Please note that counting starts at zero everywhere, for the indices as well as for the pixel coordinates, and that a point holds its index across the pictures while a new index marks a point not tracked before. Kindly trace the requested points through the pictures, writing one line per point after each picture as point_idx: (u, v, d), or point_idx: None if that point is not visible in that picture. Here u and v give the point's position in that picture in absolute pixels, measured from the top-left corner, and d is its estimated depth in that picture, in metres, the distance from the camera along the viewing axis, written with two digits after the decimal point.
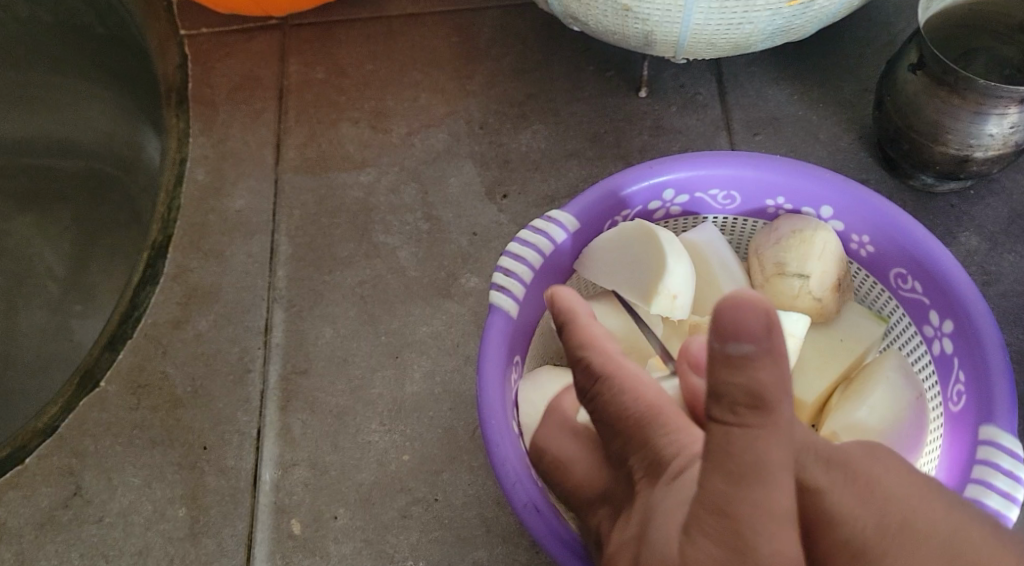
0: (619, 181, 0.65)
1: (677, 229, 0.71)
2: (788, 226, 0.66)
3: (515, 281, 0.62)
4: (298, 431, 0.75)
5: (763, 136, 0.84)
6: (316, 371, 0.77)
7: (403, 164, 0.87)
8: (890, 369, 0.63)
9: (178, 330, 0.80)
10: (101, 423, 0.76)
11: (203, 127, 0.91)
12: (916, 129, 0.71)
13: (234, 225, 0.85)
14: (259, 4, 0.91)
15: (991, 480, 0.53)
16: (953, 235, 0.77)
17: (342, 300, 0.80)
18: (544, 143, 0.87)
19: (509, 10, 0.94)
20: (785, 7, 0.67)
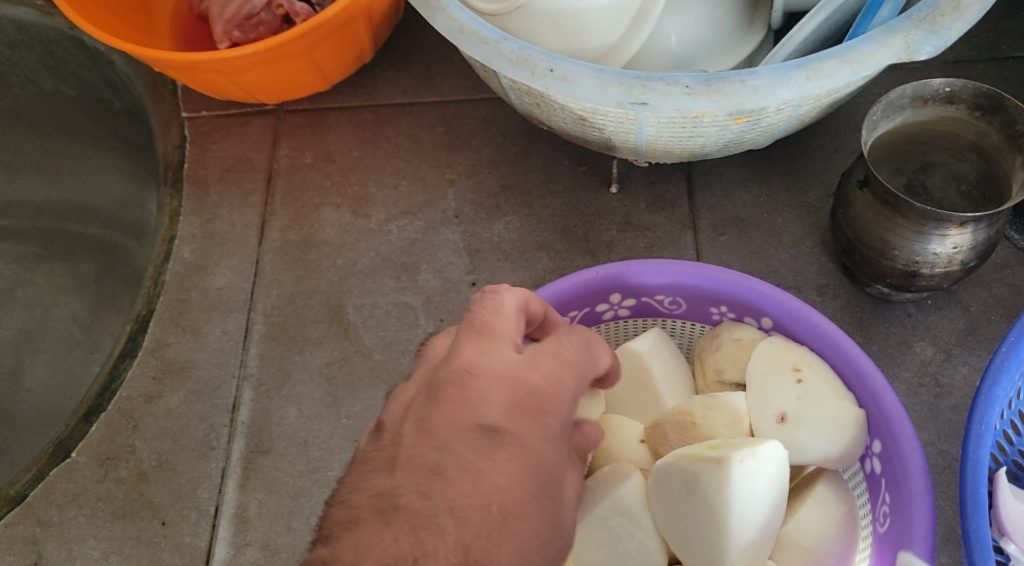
0: (565, 284, 0.67)
1: (628, 330, 0.73)
2: (728, 334, 0.67)
3: None
4: (254, 510, 0.77)
5: (728, 236, 0.86)
6: (277, 451, 0.80)
7: (378, 249, 0.90)
8: (824, 481, 0.63)
9: (150, 405, 0.83)
10: (68, 494, 0.79)
11: (194, 205, 0.95)
12: (865, 243, 0.73)
13: (213, 302, 0.89)
14: (252, 94, 0.94)
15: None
16: (907, 344, 0.78)
17: (309, 381, 0.83)
18: (515, 234, 0.90)
19: (492, 103, 0.98)
20: (732, 124, 0.69)
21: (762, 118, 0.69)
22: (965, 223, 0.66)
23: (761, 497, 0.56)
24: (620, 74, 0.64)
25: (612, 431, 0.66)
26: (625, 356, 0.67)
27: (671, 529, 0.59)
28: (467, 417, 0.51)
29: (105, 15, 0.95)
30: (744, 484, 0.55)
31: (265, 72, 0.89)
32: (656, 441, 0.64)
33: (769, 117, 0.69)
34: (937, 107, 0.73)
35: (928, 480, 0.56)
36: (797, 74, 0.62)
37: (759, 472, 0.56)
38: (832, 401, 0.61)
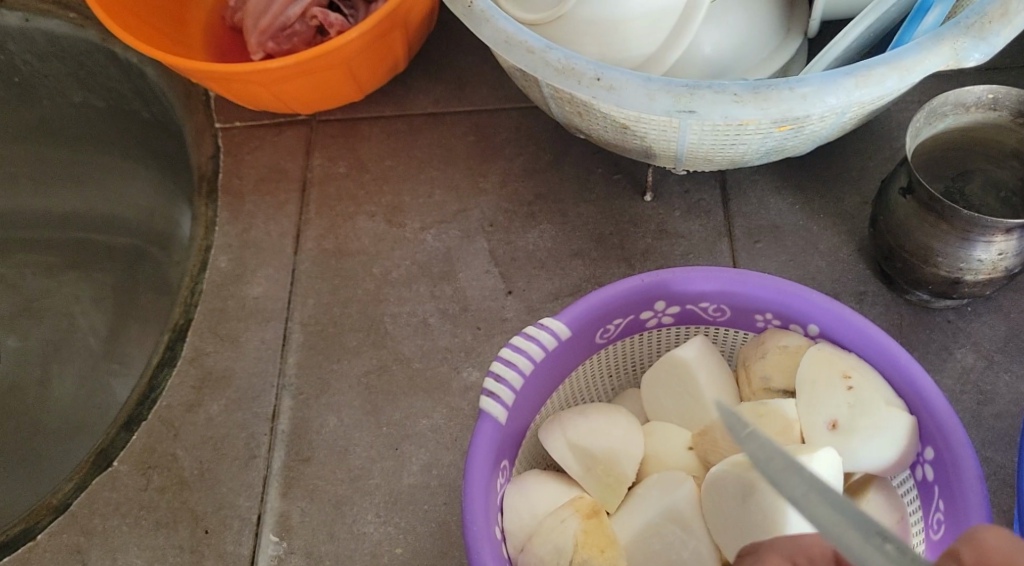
0: (610, 292, 0.67)
1: (671, 338, 0.73)
2: (774, 341, 0.67)
3: (504, 387, 0.65)
4: (297, 518, 0.77)
5: (764, 244, 0.86)
6: (318, 459, 0.80)
7: (414, 258, 0.91)
8: (875, 488, 0.63)
9: (190, 414, 0.83)
10: (111, 503, 0.79)
11: (229, 215, 0.96)
12: (908, 250, 0.73)
13: (250, 312, 0.89)
14: (287, 104, 0.94)
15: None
16: (948, 351, 0.78)
17: (348, 389, 0.83)
18: (550, 243, 0.90)
19: (524, 112, 0.98)
20: (776, 131, 0.70)
21: (805, 125, 0.69)
22: (1011, 230, 0.67)
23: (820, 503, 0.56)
24: (667, 83, 0.64)
25: (659, 439, 0.67)
26: (671, 363, 0.68)
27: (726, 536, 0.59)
28: None
29: (140, 26, 0.96)
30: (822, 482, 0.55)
31: (301, 82, 0.90)
32: (705, 449, 0.65)
33: (812, 124, 0.69)
34: (979, 114, 0.73)
35: (984, 487, 0.56)
36: (845, 82, 0.62)
37: (817, 479, 0.56)
38: (883, 409, 0.61)
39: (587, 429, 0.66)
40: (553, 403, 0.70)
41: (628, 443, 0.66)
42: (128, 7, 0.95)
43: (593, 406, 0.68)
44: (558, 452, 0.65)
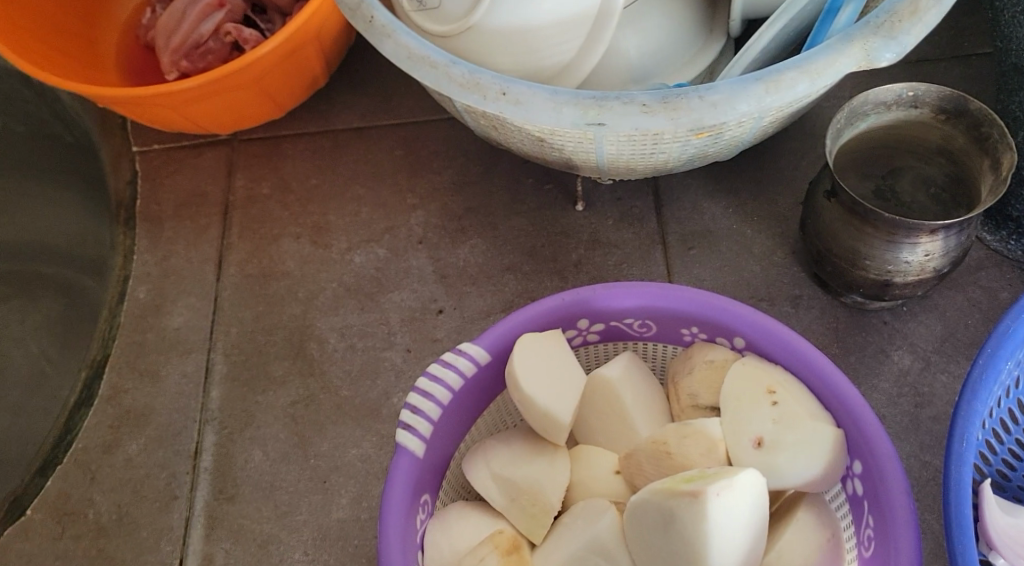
0: (529, 313, 0.65)
1: (599, 355, 0.70)
2: (701, 356, 0.65)
3: (422, 419, 0.62)
4: (221, 561, 0.74)
5: (698, 250, 0.84)
6: (243, 497, 0.77)
7: (341, 280, 0.88)
8: (806, 507, 0.60)
9: (108, 455, 0.79)
10: (24, 554, 0.75)
11: (148, 243, 0.92)
12: (836, 254, 0.71)
13: (171, 343, 0.85)
14: (201, 125, 0.91)
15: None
16: (885, 354, 0.76)
17: (273, 421, 0.80)
18: (481, 258, 0.87)
19: (451, 123, 0.96)
20: (694, 139, 0.67)
21: (724, 131, 0.67)
22: (936, 231, 0.65)
23: (729, 544, 0.54)
24: (574, 95, 0.61)
25: (585, 465, 0.64)
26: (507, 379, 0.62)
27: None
28: None
29: (45, 49, 0.92)
30: (703, 525, 0.53)
31: (212, 102, 0.86)
32: (631, 473, 0.62)
33: (731, 130, 0.67)
34: (902, 112, 0.71)
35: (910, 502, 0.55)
36: (757, 87, 0.60)
37: (737, 504, 0.53)
38: (809, 422, 0.59)
39: (509, 461, 0.63)
40: (477, 432, 0.67)
41: (552, 471, 0.63)
42: (31, 31, 0.91)
43: (516, 433, 0.65)
44: (483, 488, 0.63)
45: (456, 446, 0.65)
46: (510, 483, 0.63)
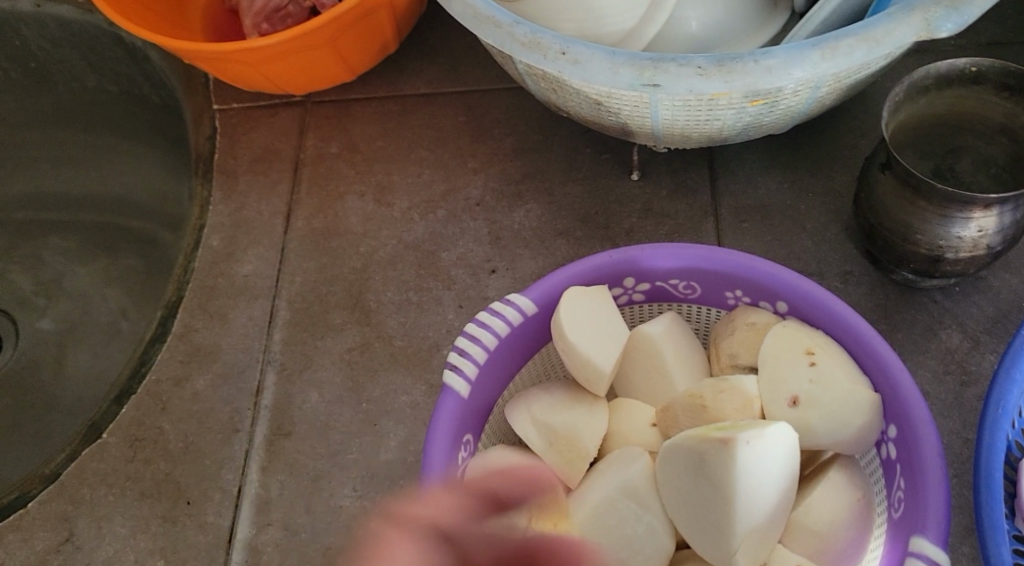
0: (576, 268, 0.67)
1: (644, 315, 0.72)
2: (743, 318, 0.66)
3: (468, 361, 0.65)
4: (276, 491, 0.78)
5: (750, 223, 0.85)
6: (299, 434, 0.81)
7: (401, 237, 0.91)
8: (838, 467, 0.62)
9: (178, 389, 0.84)
10: (98, 473, 0.81)
11: (223, 195, 0.97)
12: (887, 228, 0.71)
13: (240, 289, 0.90)
14: (277, 84, 0.95)
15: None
16: (933, 332, 0.76)
17: (330, 366, 0.84)
18: (536, 222, 0.90)
19: (516, 93, 0.98)
20: (749, 106, 0.69)
21: (779, 100, 0.68)
22: (990, 206, 0.65)
23: (756, 494, 0.56)
24: (632, 56, 0.63)
25: (624, 417, 0.66)
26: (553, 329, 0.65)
27: (679, 512, 0.59)
28: None
29: (138, 8, 0.97)
30: (732, 472, 0.55)
31: (290, 60, 0.90)
32: (666, 425, 0.64)
33: (786, 99, 0.68)
34: (962, 88, 0.71)
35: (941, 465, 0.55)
36: (812, 53, 0.61)
37: (766, 454, 0.56)
38: (847, 387, 0.60)
39: (549, 406, 0.66)
40: (520, 382, 0.70)
41: (591, 420, 0.65)
42: None
43: (559, 383, 0.68)
44: (522, 429, 0.65)
45: (500, 393, 0.68)
46: (552, 430, 0.65)
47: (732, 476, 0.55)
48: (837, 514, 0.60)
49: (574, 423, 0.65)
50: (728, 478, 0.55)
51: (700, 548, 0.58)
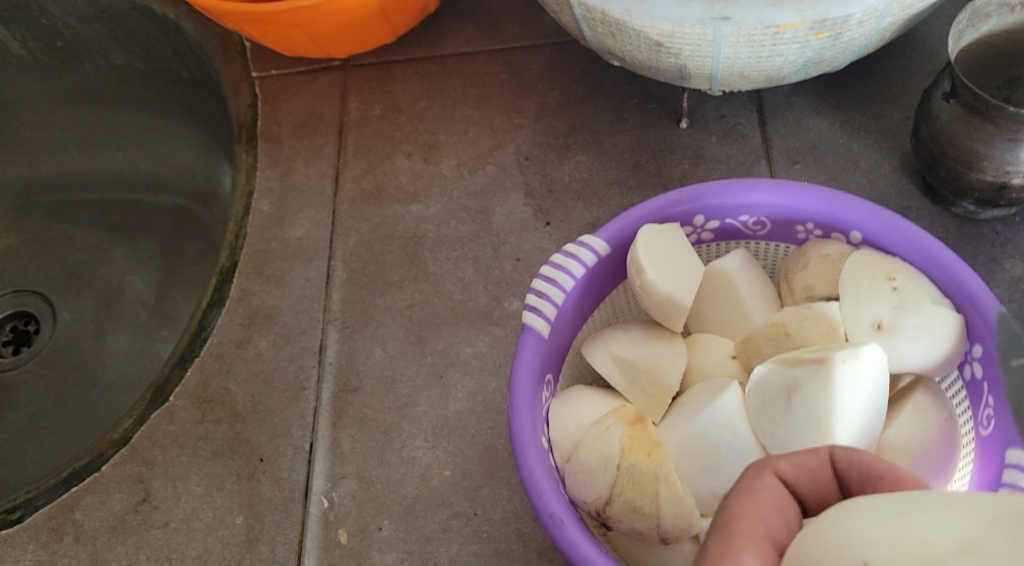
0: (647, 208, 0.67)
1: (712, 253, 0.73)
2: (816, 251, 0.67)
3: (546, 302, 0.64)
4: (348, 445, 0.79)
5: (803, 164, 0.85)
6: (366, 389, 0.82)
7: (452, 194, 0.91)
8: (922, 390, 0.63)
9: (241, 350, 0.85)
10: (169, 435, 0.81)
11: (269, 161, 0.97)
12: (952, 156, 0.72)
13: (294, 251, 0.90)
14: (322, 48, 0.96)
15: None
16: (996, 261, 0.77)
17: (391, 322, 0.85)
18: (587, 174, 0.90)
19: (558, 48, 0.98)
20: (813, 40, 0.69)
21: (843, 32, 0.69)
22: None
23: (853, 414, 0.57)
24: None
25: (703, 351, 0.67)
26: (630, 268, 0.65)
27: (772, 437, 0.59)
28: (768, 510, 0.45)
29: None
30: (828, 389, 0.56)
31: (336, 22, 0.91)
32: (748, 356, 0.65)
33: (849, 31, 0.69)
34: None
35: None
36: None
37: (861, 374, 0.57)
38: (929, 307, 0.61)
39: (629, 344, 0.67)
40: (591, 326, 0.70)
41: (671, 355, 0.66)
42: None
43: (635, 323, 0.68)
44: (603, 367, 0.66)
45: (575, 335, 0.68)
46: (632, 367, 0.66)
47: (829, 394, 0.56)
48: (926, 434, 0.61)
49: (656, 359, 0.66)
50: (825, 395, 0.56)
51: None
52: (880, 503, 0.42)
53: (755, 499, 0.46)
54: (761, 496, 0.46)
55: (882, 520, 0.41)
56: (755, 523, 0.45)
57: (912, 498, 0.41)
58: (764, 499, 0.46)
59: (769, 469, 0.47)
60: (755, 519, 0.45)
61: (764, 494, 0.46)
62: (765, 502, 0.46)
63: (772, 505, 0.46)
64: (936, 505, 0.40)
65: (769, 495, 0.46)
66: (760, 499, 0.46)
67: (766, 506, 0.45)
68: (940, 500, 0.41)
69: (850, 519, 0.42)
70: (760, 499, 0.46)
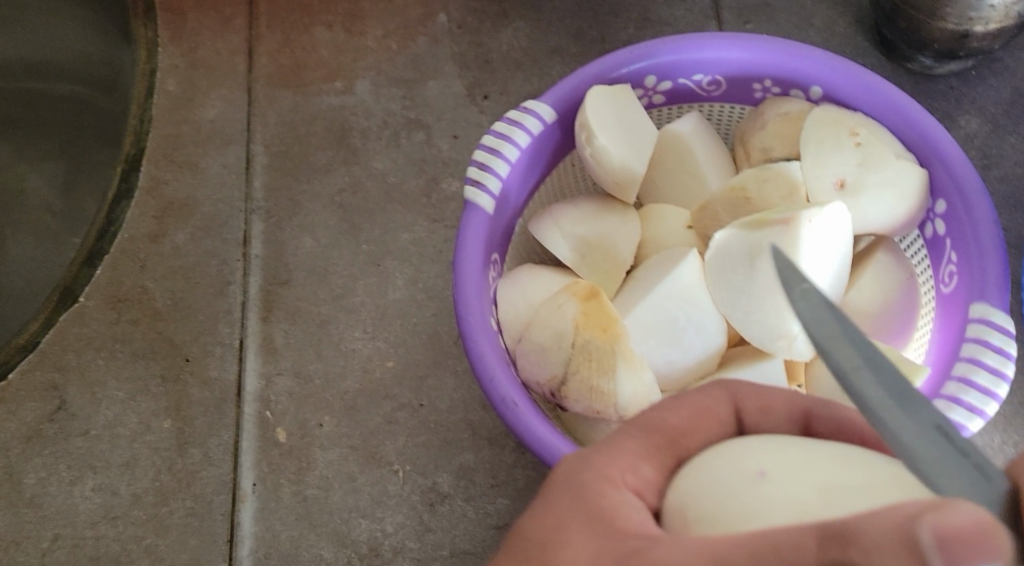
0: (596, 69, 0.62)
1: (664, 117, 0.68)
2: (774, 110, 0.62)
3: (491, 175, 0.59)
4: (281, 340, 0.74)
5: (755, 24, 0.80)
6: (297, 281, 0.76)
7: (380, 68, 0.83)
8: (884, 249, 0.60)
9: (156, 244, 0.78)
10: (82, 338, 0.75)
11: (172, 36, 0.87)
12: (914, 4, 0.69)
13: (208, 135, 0.82)
14: None
15: (972, 377, 0.50)
16: (953, 119, 0.74)
17: (320, 209, 0.78)
18: (525, 42, 0.83)
19: None
20: None
21: None
22: None
23: (818, 275, 0.54)
24: None
25: (657, 221, 0.63)
26: (579, 131, 0.60)
27: (732, 304, 0.56)
28: (693, 430, 0.40)
29: None
30: (794, 251, 0.53)
31: None
32: (705, 225, 0.61)
33: None
34: None
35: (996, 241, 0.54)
36: None
37: (826, 234, 0.54)
38: (893, 163, 0.58)
39: (578, 218, 0.62)
40: (538, 202, 0.65)
41: (622, 228, 0.62)
42: None
43: (585, 196, 0.64)
44: (552, 244, 0.62)
45: (521, 211, 0.63)
46: (581, 241, 0.62)
47: (794, 255, 0.53)
48: (889, 293, 0.58)
49: (607, 233, 0.62)
50: (790, 257, 0.53)
51: (752, 337, 0.56)
52: (809, 453, 0.36)
53: (689, 410, 0.41)
54: (700, 415, 0.41)
55: (790, 460, 0.36)
56: (674, 438, 0.40)
57: (856, 456, 0.36)
58: (700, 422, 0.40)
59: (727, 399, 0.41)
60: (670, 431, 0.40)
61: (704, 420, 0.40)
62: (703, 425, 0.40)
63: (700, 429, 0.40)
64: (871, 469, 0.35)
65: (708, 422, 0.40)
66: (697, 419, 0.40)
67: (694, 426, 0.40)
68: (874, 462, 0.35)
69: (762, 450, 0.37)
70: (689, 413, 0.41)
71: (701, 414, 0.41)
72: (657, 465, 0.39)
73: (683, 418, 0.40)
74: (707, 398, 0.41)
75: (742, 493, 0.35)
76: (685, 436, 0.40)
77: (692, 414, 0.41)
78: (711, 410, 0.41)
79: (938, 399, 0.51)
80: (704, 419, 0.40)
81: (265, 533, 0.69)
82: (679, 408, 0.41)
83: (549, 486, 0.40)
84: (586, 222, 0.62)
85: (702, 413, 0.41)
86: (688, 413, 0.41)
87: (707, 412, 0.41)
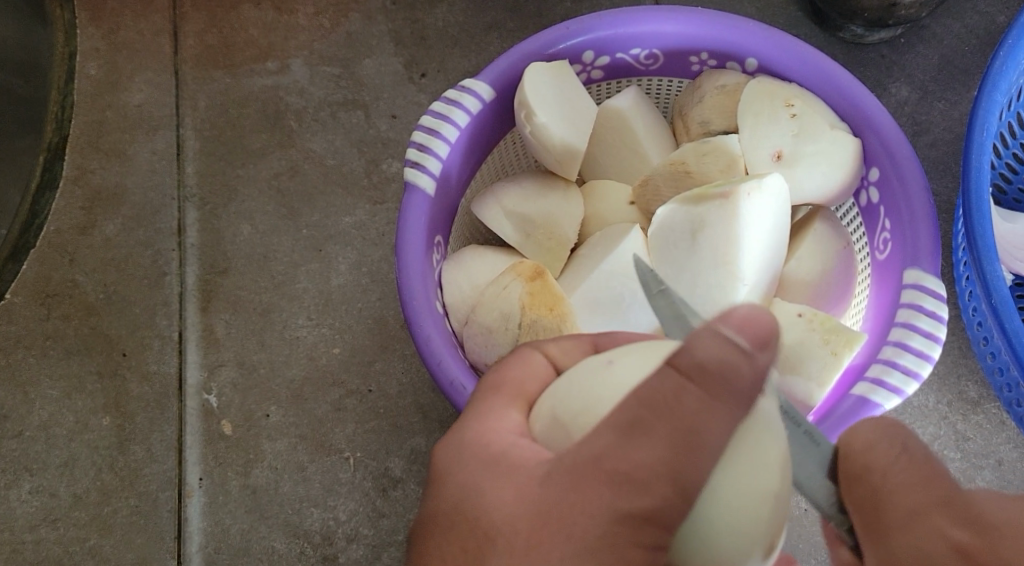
0: (533, 45, 0.61)
1: (603, 92, 0.67)
2: (711, 83, 0.63)
3: (430, 157, 0.58)
4: (222, 331, 0.72)
5: None
6: (236, 269, 0.74)
7: (312, 47, 0.81)
8: (821, 219, 0.60)
9: (85, 236, 0.76)
10: (11, 337, 0.73)
11: (91, 16, 0.82)
12: None
13: (135, 121, 0.79)
14: None
15: (907, 341, 0.51)
16: (883, 86, 0.75)
17: (257, 194, 0.77)
18: (461, 17, 0.81)
19: None
20: None
21: None
22: None
23: (760, 246, 0.55)
24: None
25: (599, 198, 0.63)
26: (517, 108, 0.59)
27: None
28: (527, 383, 0.42)
29: None
30: (737, 223, 0.54)
31: None
32: (647, 200, 0.61)
33: None
34: None
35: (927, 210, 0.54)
36: None
37: (766, 205, 0.55)
38: (827, 133, 0.58)
39: (522, 196, 0.62)
40: (480, 182, 0.65)
41: (564, 206, 0.62)
42: None
43: (526, 174, 0.63)
44: (496, 223, 0.61)
45: (462, 191, 0.62)
46: (526, 219, 0.61)
47: (737, 227, 0.54)
48: (827, 262, 0.59)
49: (551, 210, 0.61)
50: (733, 228, 0.54)
51: None
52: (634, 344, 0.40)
53: (518, 368, 0.43)
54: (525, 366, 0.43)
55: (614, 364, 0.39)
56: (508, 392, 0.42)
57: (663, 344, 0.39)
58: (525, 372, 0.43)
59: (535, 351, 0.43)
60: (507, 387, 0.42)
61: (528, 372, 0.42)
62: (532, 374, 0.42)
63: (531, 380, 0.42)
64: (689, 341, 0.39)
65: (533, 373, 0.42)
66: (525, 371, 0.42)
67: (524, 377, 0.42)
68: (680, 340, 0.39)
69: (589, 367, 0.40)
70: (521, 370, 0.43)
71: (527, 369, 0.42)
72: (520, 408, 0.42)
73: (514, 378, 0.42)
74: (523, 355, 0.43)
75: (593, 386, 0.39)
76: (523, 388, 0.42)
77: (519, 369, 0.43)
78: (532, 362, 0.43)
79: (876, 363, 0.52)
80: (529, 369, 0.43)
81: (214, 527, 0.68)
82: (504, 370, 0.43)
83: (435, 471, 0.41)
84: (530, 200, 0.62)
85: (523, 365, 0.43)
86: (513, 369, 0.43)
87: (529, 366, 0.43)
